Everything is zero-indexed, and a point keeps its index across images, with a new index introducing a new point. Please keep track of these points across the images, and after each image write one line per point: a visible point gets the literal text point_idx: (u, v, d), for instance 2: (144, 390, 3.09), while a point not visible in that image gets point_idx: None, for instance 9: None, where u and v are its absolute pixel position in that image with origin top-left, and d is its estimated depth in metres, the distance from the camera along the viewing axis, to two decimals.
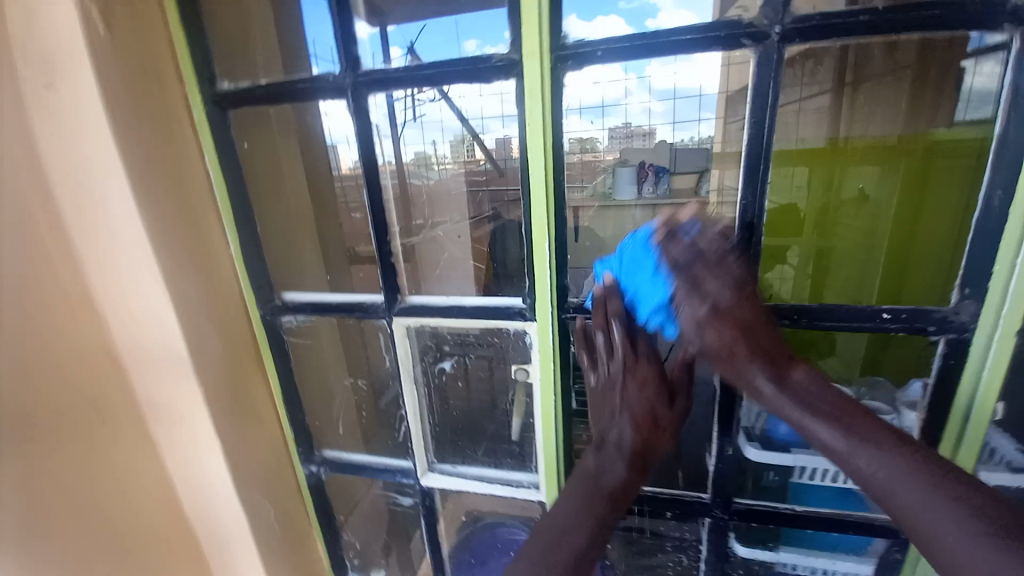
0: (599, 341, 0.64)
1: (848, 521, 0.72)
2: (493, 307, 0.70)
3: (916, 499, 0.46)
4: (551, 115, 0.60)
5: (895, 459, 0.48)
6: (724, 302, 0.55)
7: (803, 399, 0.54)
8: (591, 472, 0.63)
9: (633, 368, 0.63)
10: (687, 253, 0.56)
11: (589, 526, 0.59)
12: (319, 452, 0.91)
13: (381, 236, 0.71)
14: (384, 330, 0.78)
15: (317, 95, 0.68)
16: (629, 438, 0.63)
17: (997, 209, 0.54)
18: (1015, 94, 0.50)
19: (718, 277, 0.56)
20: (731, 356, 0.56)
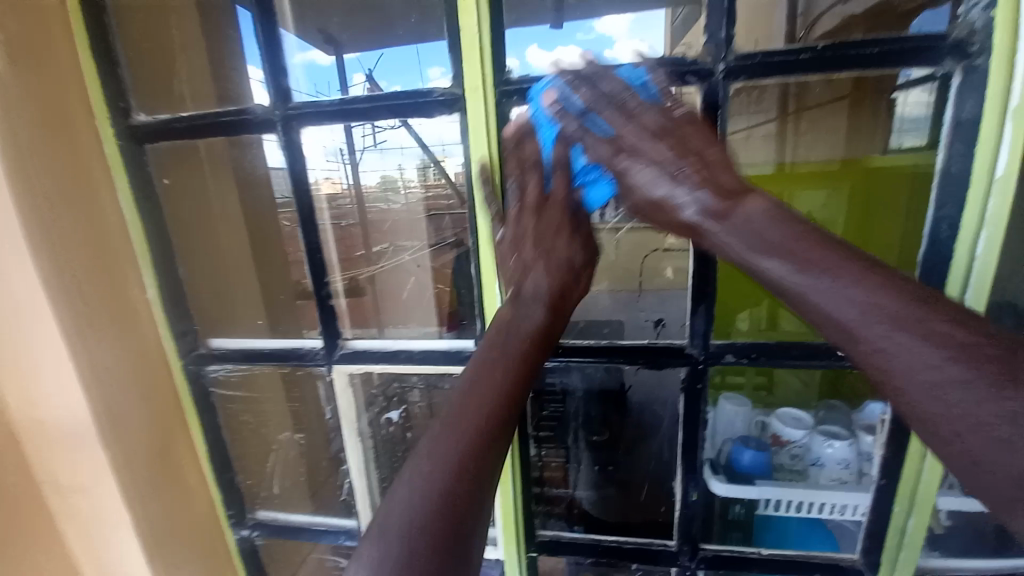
0: (510, 190, 0.56)
1: (815, 562, 0.70)
2: (444, 351, 0.66)
3: (897, 335, 0.38)
4: (500, 150, 0.57)
5: (874, 288, 0.38)
6: (641, 150, 0.47)
7: (748, 232, 0.43)
8: (506, 321, 0.53)
9: (542, 216, 0.54)
10: (597, 92, 0.48)
11: (514, 374, 0.50)
12: (251, 515, 0.83)
13: (318, 279, 0.66)
14: (323, 378, 0.72)
15: (245, 129, 0.63)
16: (547, 284, 0.54)
17: (946, 239, 0.55)
18: (956, 127, 0.52)
19: (639, 112, 0.47)
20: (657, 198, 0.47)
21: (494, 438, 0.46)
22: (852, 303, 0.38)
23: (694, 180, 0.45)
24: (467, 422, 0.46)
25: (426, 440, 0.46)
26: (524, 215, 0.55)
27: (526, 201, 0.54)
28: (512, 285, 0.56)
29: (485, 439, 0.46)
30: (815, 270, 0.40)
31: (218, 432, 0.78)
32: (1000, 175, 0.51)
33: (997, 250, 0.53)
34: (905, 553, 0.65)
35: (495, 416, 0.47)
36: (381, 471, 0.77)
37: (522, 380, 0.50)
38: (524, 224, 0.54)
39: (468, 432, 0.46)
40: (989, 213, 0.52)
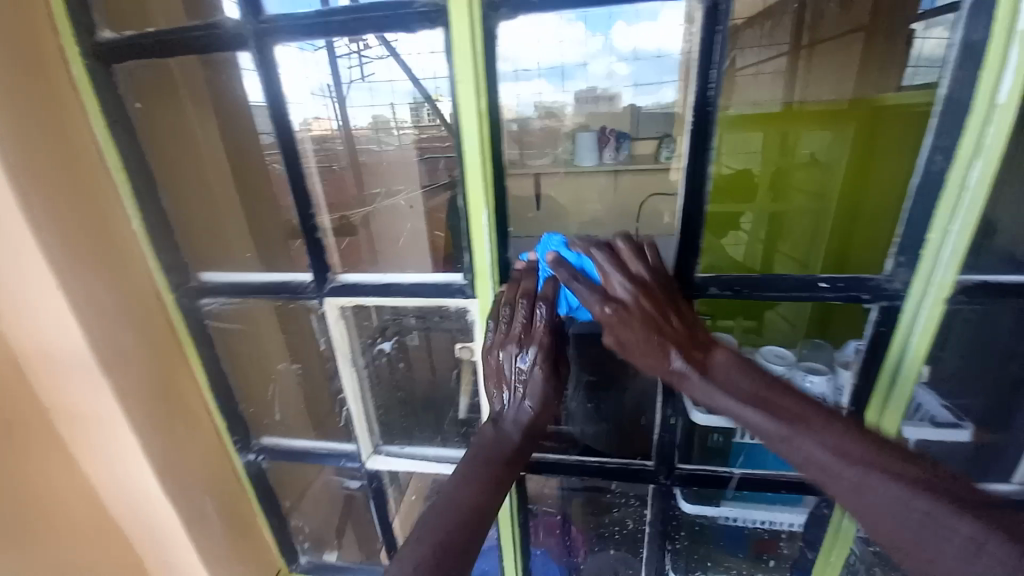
0: (503, 312, 0.60)
1: (783, 481, 0.74)
2: (432, 285, 0.65)
3: (855, 477, 0.46)
4: (484, 72, 0.54)
5: (824, 436, 0.48)
6: (628, 297, 0.54)
7: (730, 388, 0.52)
8: (489, 438, 0.62)
9: (528, 342, 0.58)
10: (594, 247, 0.56)
11: (490, 487, 0.57)
12: (257, 440, 0.87)
13: (304, 211, 0.65)
14: (316, 312, 0.72)
15: (217, 48, 0.59)
16: (524, 416, 0.61)
17: (938, 175, 0.53)
18: (966, 51, 0.48)
19: (632, 261, 0.56)
20: (654, 353, 0.54)
21: (476, 527, 0.53)
22: (848, 466, 0.46)
23: (675, 330, 0.54)
24: (449, 523, 0.52)
25: (422, 529, 0.52)
26: (511, 342, 0.58)
27: (510, 333, 0.59)
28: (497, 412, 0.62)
29: (469, 526, 0.53)
30: (811, 437, 0.48)
31: (218, 364, 0.80)
32: (1001, 102, 0.48)
33: (992, 178, 0.51)
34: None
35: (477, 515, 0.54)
36: (376, 400, 0.79)
37: (498, 485, 0.58)
38: (509, 348, 0.59)
39: (461, 523, 0.53)
40: (987, 140, 0.50)
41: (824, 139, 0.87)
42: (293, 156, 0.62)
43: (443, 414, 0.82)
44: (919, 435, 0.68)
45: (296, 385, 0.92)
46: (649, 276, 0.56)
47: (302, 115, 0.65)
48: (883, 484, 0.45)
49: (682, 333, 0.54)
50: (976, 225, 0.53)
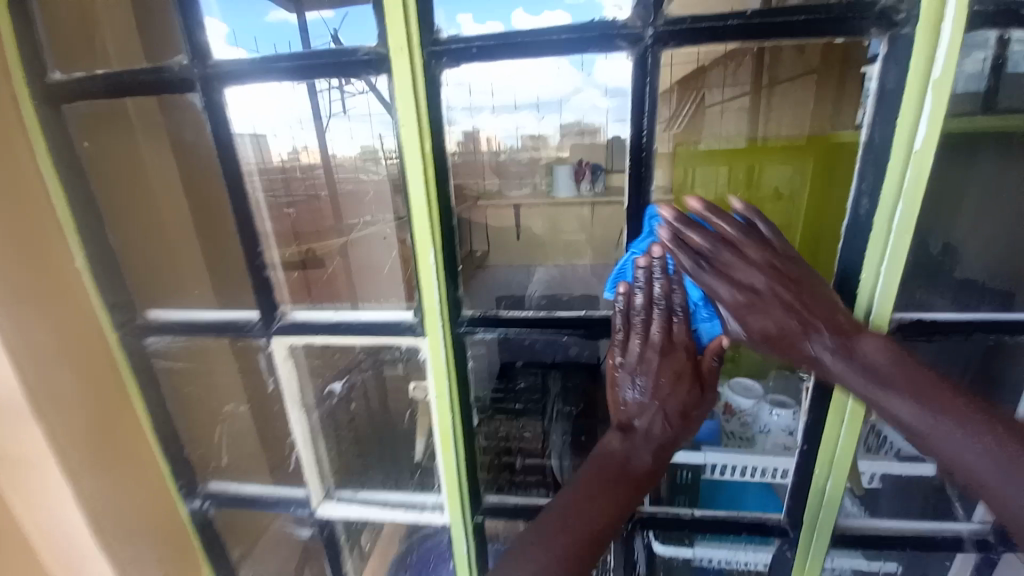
0: (634, 319, 0.57)
1: (744, 523, 0.74)
2: (383, 321, 0.64)
3: (975, 457, 0.48)
4: (429, 115, 0.55)
5: (950, 419, 0.49)
6: (758, 287, 0.53)
7: (871, 372, 0.53)
8: (615, 457, 0.60)
9: (669, 354, 0.58)
10: (720, 242, 0.53)
11: (611, 508, 0.57)
12: (203, 486, 0.83)
13: (251, 250, 0.64)
14: (265, 350, 0.70)
15: (167, 90, 0.60)
16: (659, 429, 0.61)
17: (864, 218, 0.56)
18: (880, 98, 0.52)
19: (752, 248, 0.52)
20: (784, 342, 0.55)
21: (589, 543, 0.55)
22: (976, 447, 0.48)
23: (810, 317, 0.53)
24: (563, 536, 0.55)
25: (527, 538, 0.56)
26: (648, 351, 0.58)
27: (651, 341, 0.57)
28: (628, 417, 0.62)
29: (585, 544, 0.55)
30: (946, 418, 0.50)
31: (162, 406, 0.77)
32: (917, 150, 0.52)
33: (913, 221, 0.54)
34: (823, 514, 0.70)
35: (591, 540, 0.55)
36: (328, 441, 0.77)
37: (618, 511, 0.57)
38: (647, 360, 0.58)
39: (572, 535, 0.55)
40: (906, 183, 0.53)
41: (787, 173, 0.82)
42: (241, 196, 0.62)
43: (399, 455, 0.81)
44: (883, 468, 0.74)
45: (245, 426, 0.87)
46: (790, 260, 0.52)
47: (248, 136, 0.66)
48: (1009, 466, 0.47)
49: (815, 320, 0.53)
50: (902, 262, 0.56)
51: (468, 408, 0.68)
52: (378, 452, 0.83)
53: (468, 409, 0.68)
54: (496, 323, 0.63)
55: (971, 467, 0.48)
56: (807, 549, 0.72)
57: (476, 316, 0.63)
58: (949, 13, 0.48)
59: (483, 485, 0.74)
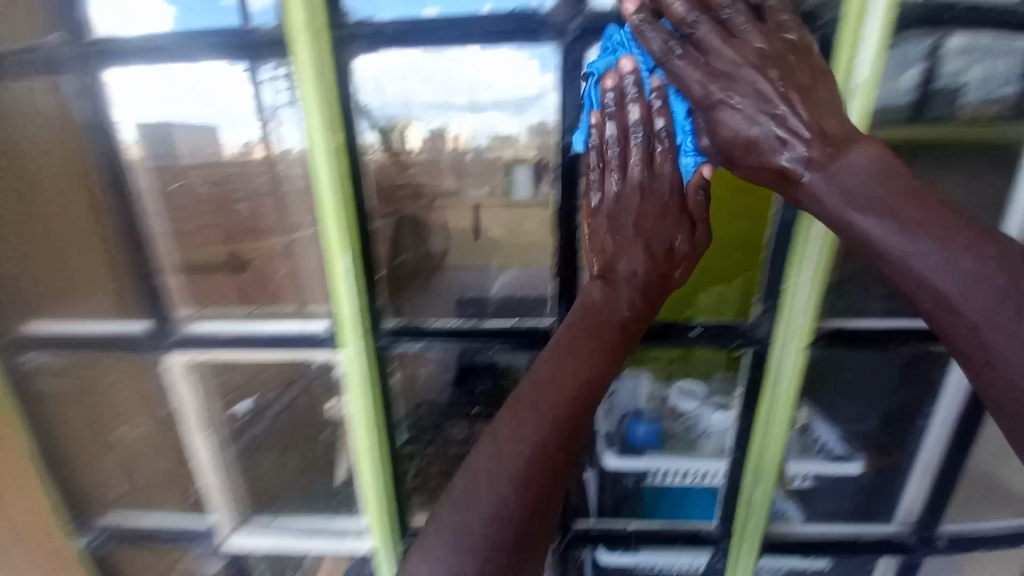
0: (611, 151, 0.59)
1: (677, 532, 0.80)
2: (292, 334, 0.72)
3: (959, 288, 0.46)
4: (339, 111, 0.61)
5: (945, 249, 0.46)
6: (733, 77, 0.52)
7: (845, 185, 0.50)
8: (597, 304, 0.61)
9: (646, 184, 0.59)
10: (678, 34, 0.53)
11: (597, 361, 0.60)
12: (98, 517, 0.86)
13: (138, 257, 0.72)
14: (155, 367, 0.76)
15: (46, 69, 0.64)
16: (643, 271, 0.61)
17: (788, 222, 0.63)
18: None
19: (727, 37, 0.52)
20: (753, 149, 0.53)
21: (569, 427, 0.58)
22: (957, 274, 0.46)
23: (780, 126, 0.52)
24: (544, 413, 0.57)
25: (506, 425, 0.58)
26: (621, 187, 0.60)
27: (629, 175, 0.59)
28: (608, 269, 0.61)
29: (565, 429, 0.58)
30: (925, 239, 0.47)
31: (43, 428, 0.80)
32: None
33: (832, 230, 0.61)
34: (751, 523, 0.76)
35: (579, 409, 0.59)
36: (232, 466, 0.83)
37: (608, 360, 0.60)
38: (622, 194, 0.60)
39: (551, 410, 0.58)
40: None
41: None
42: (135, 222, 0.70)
43: (313, 483, 0.83)
44: (818, 470, 0.76)
45: (130, 452, 0.83)
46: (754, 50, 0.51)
47: (194, 128, 0.68)
48: (1002, 308, 0.44)
49: (788, 130, 0.52)
50: (822, 280, 0.64)
51: (388, 418, 0.76)
52: (286, 479, 0.84)
53: (388, 414, 0.75)
54: (415, 333, 0.72)
55: (946, 300, 0.46)
56: (737, 556, 0.79)
57: (396, 326, 0.72)
58: (863, 30, 0.56)
59: (408, 499, 0.81)
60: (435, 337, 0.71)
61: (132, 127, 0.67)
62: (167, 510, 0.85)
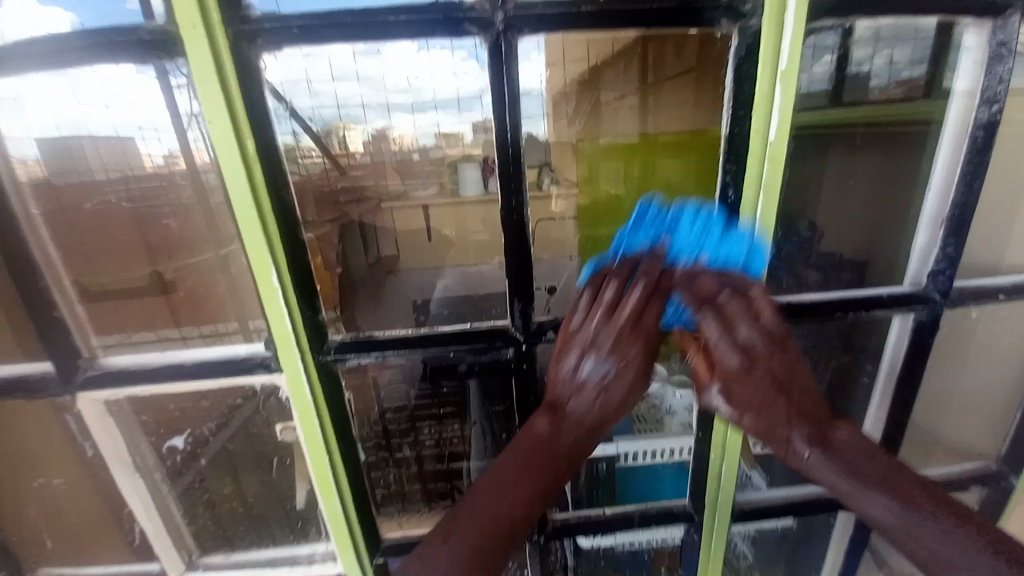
0: (608, 294, 0.58)
1: (651, 512, 0.79)
2: (228, 357, 0.66)
3: (917, 530, 0.56)
4: (247, 117, 0.55)
5: (911, 507, 0.56)
6: (758, 350, 0.59)
7: (846, 462, 0.60)
8: (541, 437, 0.58)
9: (622, 336, 0.58)
10: (731, 286, 0.57)
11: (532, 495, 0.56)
12: (31, 573, 0.78)
13: (29, 286, 0.62)
14: (70, 409, 0.67)
15: None
16: (586, 413, 0.60)
17: (732, 204, 0.65)
18: (733, 99, 0.61)
19: (755, 322, 0.58)
20: (766, 415, 0.62)
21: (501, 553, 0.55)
22: (897, 513, 0.57)
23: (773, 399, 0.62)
24: (473, 535, 0.54)
25: (446, 527, 0.54)
26: (607, 332, 0.58)
27: (615, 320, 0.58)
28: (558, 400, 0.60)
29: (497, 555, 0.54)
30: (916, 516, 0.56)
31: None
32: (772, 138, 0.61)
33: (772, 208, 0.63)
34: (722, 496, 0.77)
35: (506, 529, 0.55)
36: (177, 505, 0.75)
37: (538, 496, 0.57)
38: (603, 341, 0.58)
39: (480, 536, 0.54)
40: (765, 174, 0.62)
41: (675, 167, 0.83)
42: (22, 248, 0.61)
43: (267, 515, 0.78)
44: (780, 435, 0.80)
45: (58, 499, 0.75)
46: (786, 335, 0.59)
47: (103, 141, 0.64)
48: (953, 551, 0.54)
49: (793, 410, 0.62)
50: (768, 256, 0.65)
51: (346, 438, 0.71)
52: (240, 514, 0.79)
53: (346, 434, 0.71)
54: (368, 346, 0.67)
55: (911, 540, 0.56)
56: (711, 532, 0.80)
57: (343, 342, 0.66)
58: (788, 16, 0.56)
59: (377, 517, 0.78)
60: (386, 349, 0.66)
61: (33, 143, 0.61)
62: (107, 559, 0.78)
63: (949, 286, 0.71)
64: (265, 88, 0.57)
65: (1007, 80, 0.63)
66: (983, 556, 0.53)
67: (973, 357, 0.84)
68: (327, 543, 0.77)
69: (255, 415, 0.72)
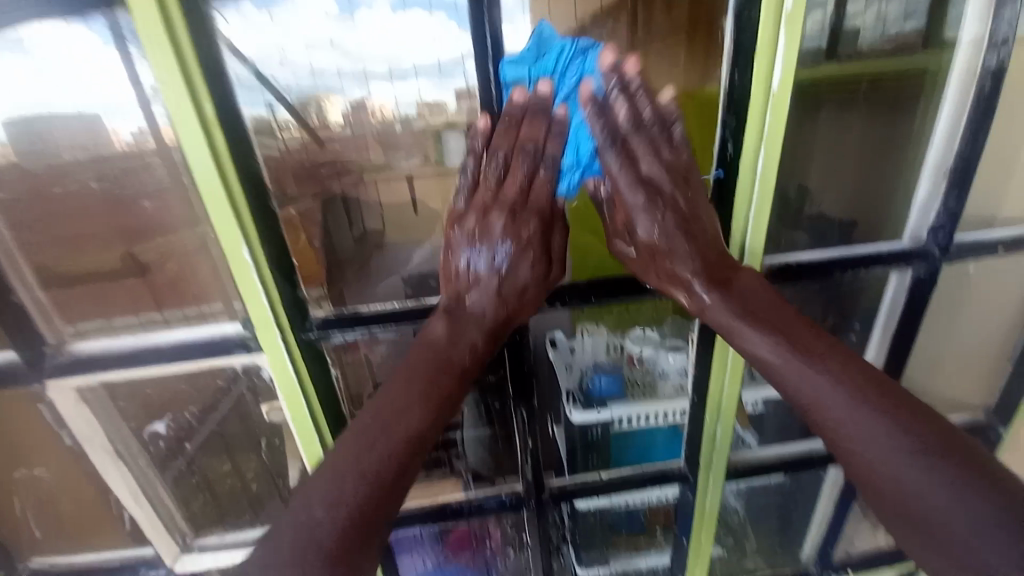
0: (495, 162, 0.58)
1: (647, 475, 0.82)
2: (206, 339, 0.64)
3: (856, 428, 0.55)
4: (204, 81, 0.53)
5: (854, 400, 0.55)
6: (663, 178, 0.57)
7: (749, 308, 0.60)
8: (435, 339, 0.61)
9: (512, 210, 0.59)
10: (628, 106, 0.55)
11: (422, 407, 0.59)
12: (25, 563, 0.78)
13: None
14: (44, 398, 0.65)
15: None
16: (484, 310, 0.61)
17: (729, 161, 0.63)
18: (733, 51, 0.58)
19: (654, 149, 0.57)
20: (667, 251, 0.60)
21: (400, 468, 0.57)
22: (857, 421, 0.55)
23: (684, 246, 0.60)
24: (364, 459, 0.56)
25: (357, 450, 0.56)
26: (495, 210, 0.59)
27: (502, 197, 0.59)
28: (454, 302, 0.62)
29: (395, 468, 0.56)
30: (868, 420, 0.54)
31: None
32: (774, 89, 0.58)
33: (772, 163, 0.61)
34: (716, 458, 0.80)
35: (382, 464, 0.56)
36: (165, 490, 0.75)
37: (427, 401, 0.59)
38: (493, 226, 0.59)
39: (390, 446, 0.57)
40: (766, 128, 0.60)
41: None
42: None
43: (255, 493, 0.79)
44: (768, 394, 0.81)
45: (43, 490, 0.74)
46: (686, 163, 0.58)
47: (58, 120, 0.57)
48: (892, 451, 0.53)
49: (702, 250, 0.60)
50: (766, 216, 0.64)
51: (335, 415, 0.71)
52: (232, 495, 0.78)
53: (334, 409, 0.70)
54: (357, 321, 0.67)
55: (851, 438, 0.55)
56: (705, 490, 0.83)
57: (326, 318, 0.66)
58: None
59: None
60: (375, 324, 0.67)
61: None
62: (100, 547, 0.78)
63: (949, 240, 0.71)
64: (224, 50, 0.54)
65: (1015, 24, 0.61)
66: (920, 464, 0.52)
67: (970, 314, 0.84)
68: None
69: (241, 397, 0.71)
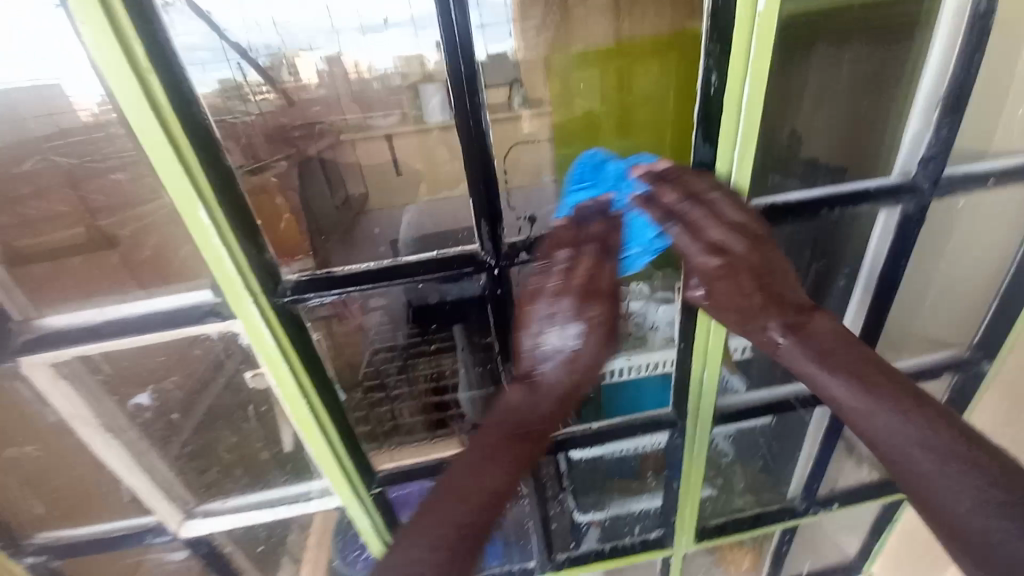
0: (562, 255, 0.62)
1: (638, 423, 0.83)
2: (178, 308, 0.62)
3: (909, 447, 0.57)
4: (126, 10, 0.46)
5: (907, 421, 0.58)
6: (735, 247, 0.63)
7: (821, 353, 0.64)
8: (512, 405, 0.63)
9: (586, 291, 0.61)
10: (686, 196, 0.62)
11: (505, 469, 0.61)
12: (31, 540, 0.79)
13: None
14: (20, 377, 0.64)
15: None
16: (557, 383, 0.64)
17: (714, 97, 0.59)
18: None
19: (720, 224, 0.62)
20: (752, 304, 0.66)
21: (478, 536, 0.59)
22: (903, 435, 0.58)
23: (752, 287, 0.65)
24: (453, 511, 0.59)
25: (456, 490, 0.60)
26: (568, 293, 0.61)
27: (571, 279, 0.61)
28: (526, 373, 0.64)
29: (470, 543, 0.58)
30: (912, 436, 0.58)
31: None
32: (761, 9, 0.54)
33: (759, 94, 0.58)
34: (702, 405, 0.80)
35: (468, 521, 0.59)
36: (161, 460, 0.76)
37: (511, 466, 0.61)
38: (564, 305, 0.61)
39: (470, 505, 0.59)
40: (752, 58, 0.56)
41: (654, 75, 0.77)
42: None
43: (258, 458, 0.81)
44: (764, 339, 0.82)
45: (38, 468, 0.75)
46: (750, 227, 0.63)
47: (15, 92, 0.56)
48: (941, 468, 0.56)
49: (766, 312, 0.66)
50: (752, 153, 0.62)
51: (320, 377, 0.70)
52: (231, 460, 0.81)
53: (318, 370, 0.69)
54: (328, 285, 0.63)
55: (901, 457, 0.58)
56: (694, 435, 0.84)
57: (298, 283, 0.63)
58: None
59: (368, 452, 0.80)
60: (352, 287, 0.63)
61: None
62: (104, 518, 0.79)
63: (940, 173, 0.69)
64: None
65: None
66: (966, 476, 0.55)
67: (952, 251, 0.84)
68: (322, 480, 0.79)
69: (224, 365, 0.70)
